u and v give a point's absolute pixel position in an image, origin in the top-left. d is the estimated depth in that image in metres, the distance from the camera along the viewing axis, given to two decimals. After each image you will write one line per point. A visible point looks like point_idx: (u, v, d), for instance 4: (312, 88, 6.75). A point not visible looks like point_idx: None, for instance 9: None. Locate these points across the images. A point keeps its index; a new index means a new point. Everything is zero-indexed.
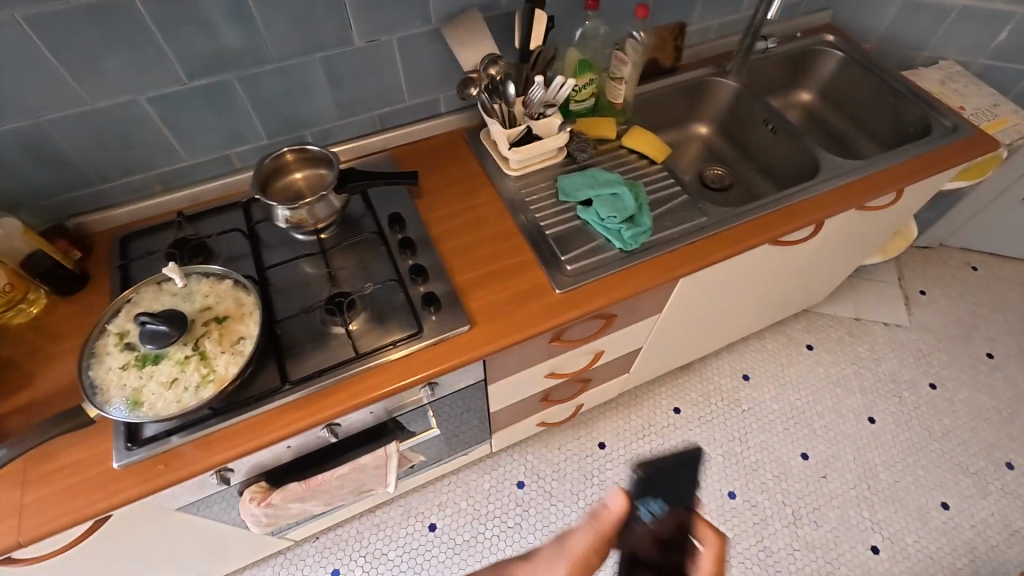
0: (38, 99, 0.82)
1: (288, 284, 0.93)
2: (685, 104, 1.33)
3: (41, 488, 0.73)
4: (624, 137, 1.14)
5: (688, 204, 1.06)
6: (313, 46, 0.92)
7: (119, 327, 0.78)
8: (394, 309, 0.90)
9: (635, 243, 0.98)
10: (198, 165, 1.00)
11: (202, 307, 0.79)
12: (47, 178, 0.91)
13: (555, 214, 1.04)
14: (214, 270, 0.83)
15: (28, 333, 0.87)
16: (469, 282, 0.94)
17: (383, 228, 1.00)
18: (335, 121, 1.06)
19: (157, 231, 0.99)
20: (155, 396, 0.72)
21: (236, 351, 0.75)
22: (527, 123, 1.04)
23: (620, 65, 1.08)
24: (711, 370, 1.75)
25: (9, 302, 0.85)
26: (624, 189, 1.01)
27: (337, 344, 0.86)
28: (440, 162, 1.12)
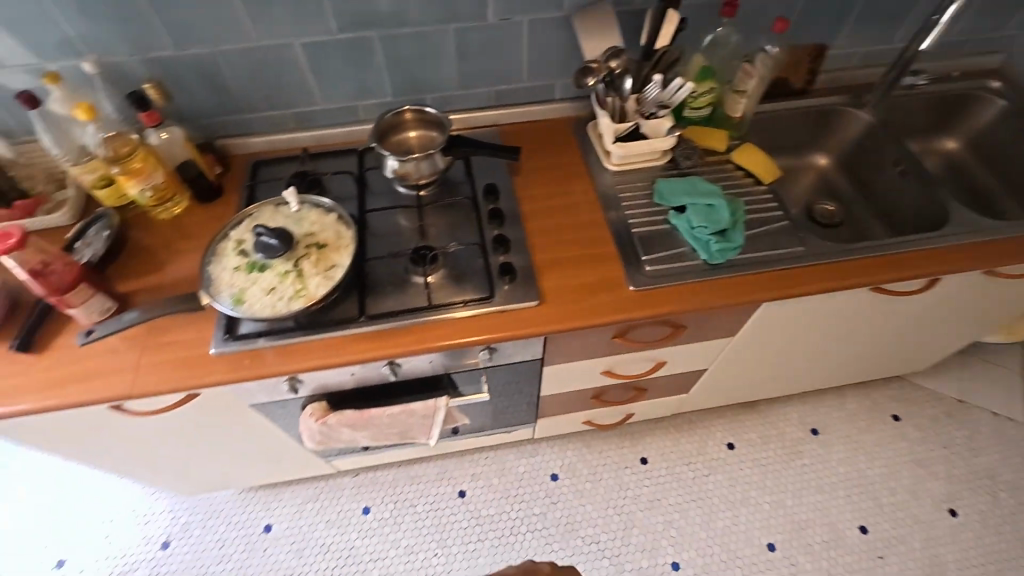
0: (216, 31, 0.94)
1: (383, 230, 1.01)
2: (809, 131, 1.26)
3: (153, 355, 0.86)
4: (734, 152, 1.11)
5: (788, 231, 1.01)
6: (451, 16, 0.99)
7: (238, 235, 0.88)
8: (472, 271, 0.95)
9: (721, 257, 0.96)
10: (329, 111, 1.11)
11: (308, 232, 0.88)
12: (208, 101, 1.04)
13: (645, 215, 1.04)
14: (324, 202, 0.92)
15: (168, 228, 1.02)
16: (547, 262, 0.97)
17: (477, 196, 1.05)
18: (455, 90, 1.12)
19: (284, 162, 1.11)
20: (255, 298, 0.81)
21: (327, 276, 0.83)
22: (636, 120, 1.04)
23: (745, 78, 1.05)
24: (777, 415, 1.65)
25: (160, 200, 1.00)
26: (721, 202, 0.99)
27: (415, 291, 0.93)
28: (544, 146, 1.16)
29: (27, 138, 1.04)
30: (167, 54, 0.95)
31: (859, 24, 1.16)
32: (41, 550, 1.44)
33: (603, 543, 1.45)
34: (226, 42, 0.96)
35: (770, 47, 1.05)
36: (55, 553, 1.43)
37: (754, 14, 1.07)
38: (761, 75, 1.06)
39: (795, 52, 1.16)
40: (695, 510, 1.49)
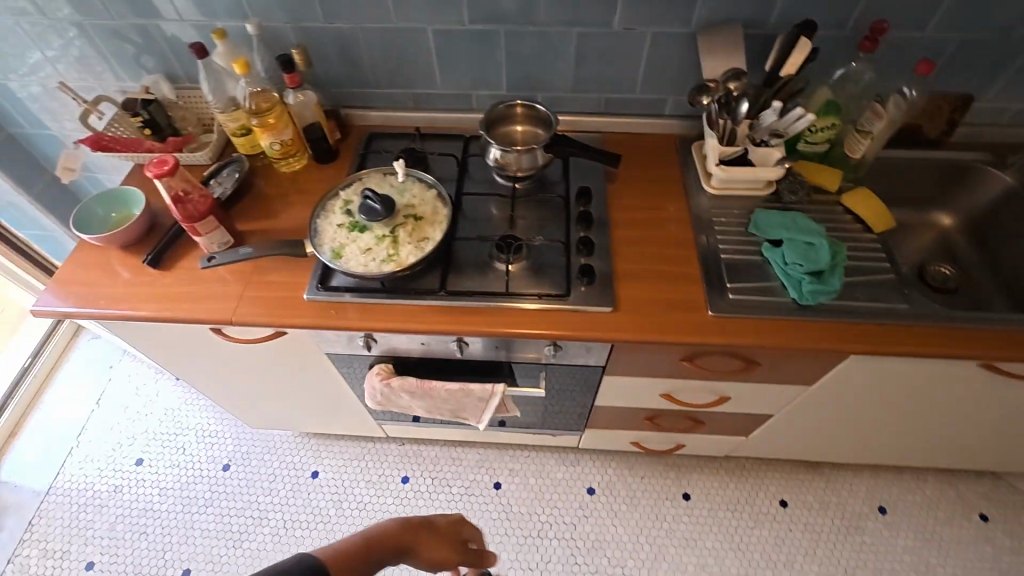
0: (360, 10, 1.02)
1: (474, 214, 1.05)
2: (935, 185, 1.17)
3: (255, 290, 0.95)
4: (846, 194, 1.05)
5: (893, 285, 0.95)
6: (576, 21, 1.01)
7: (347, 196, 0.95)
8: (552, 267, 0.96)
9: (812, 299, 0.91)
10: (445, 96, 1.17)
11: (407, 203, 0.94)
12: (341, 73, 1.13)
13: (738, 243, 1.01)
14: (426, 178, 0.97)
15: (286, 181, 1.12)
16: (627, 272, 0.97)
17: (570, 196, 1.06)
18: (566, 93, 1.15)
19: (396, 138, 1.19)
20: (352, 255, 0.88)
21: (418, 247, 0.88)
22: (745, 146, 1.01)
23: (873, 119, 1.00)
24: (842, 483, 1.53)
25: (284, 155, 1.10)
26: (824, 242, 0.94)
27: (494, 277, 0.96)
28: (645, 159, 1.15)
29: (188, 85, 1.18)
30: (315, 26, 1.05)
31: (1019, 78, 1.05)
32: (125, 446, 1.62)
33: (628, 569, 1.41)
34: (367, 21, 1.04)
35: (908, 89, 0.98)
36: (136, 452, 1.61)
37: (896, 53, 1.01)
38: (891, 117, 1.00)
39: (936, 100, 1.08)
40: (732, 560, 1.42)
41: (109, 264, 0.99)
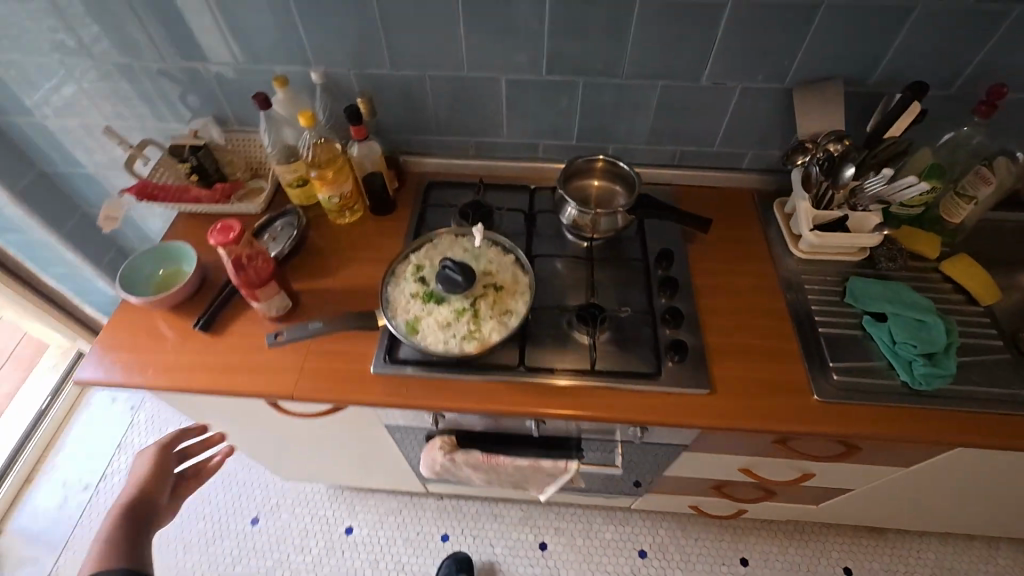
0: (431, 58, 0.96)
1: (548, 277, 0.98)
2: None
3: (317, 361, 0.87)
4: (947, 261, 0.97)
5: (1009, 367, 0.87)
6: (663, 73, 0.95)
7: (418, 259, 0.89)
8: (639, 340, 0.89)
9: (926, 383, 0.84)
10: (510, 145, 1.11)
11: (485, 269, 0.87)
12: (402, 120, 1.07)
13: (834, 315, 0.94)
14: (502, 240, 0.90)
15: (342, 234, 1.05)
16: (719, 347, 0.89)
17: (648, 258, 0.99)
18: (640, 144, 1.08)
19: (456, 188, 1.12)
20: (428, 330, 0.80)
21: (502, 322, 0.81)
22: (842, 211, 0.94)
23: (978, 184, 0.93)
24: (908, 549, 1.44)
25: (342, 208, 1.03)
26: (936, 321, 0.87)
27: (575, 350, 0.89)
28: (722, 216, 1.08)
29: (238, 128, 1.11)
30: (381, 73, 0.98)
31: None
32: None
33: None
34: (437, 69, 0.97)
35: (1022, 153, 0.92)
36: None
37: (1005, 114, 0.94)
38: (999, 181, 0.93)
39: None
40: None
41: (156, 328, 0.91)
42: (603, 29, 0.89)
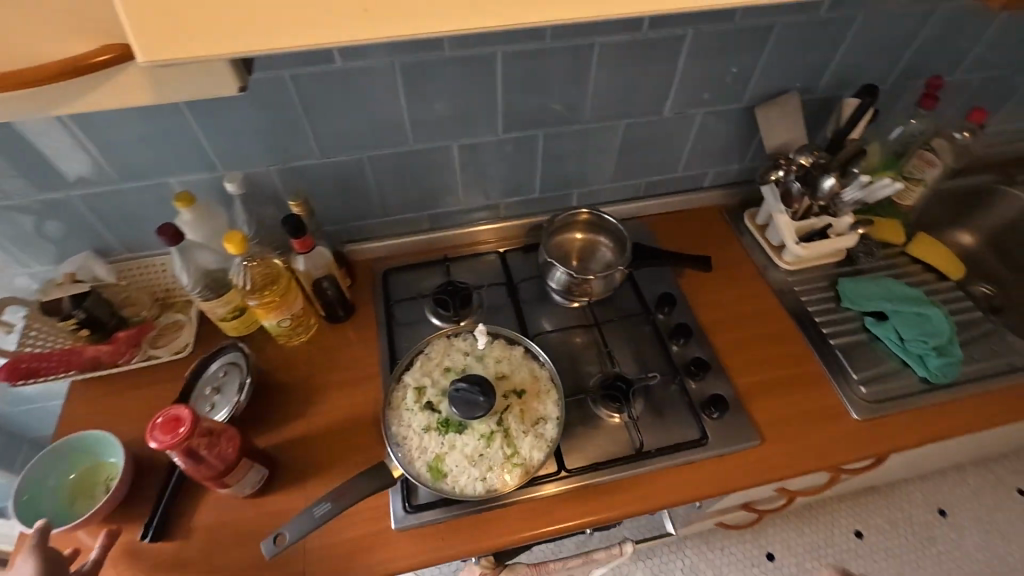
0: (370, 138, 0.81)
1: (553, 353, 0.88)
2: (957, 209, 1.19)
3: (321, 536, 0.70)
4: (913, 243, 1.01)
5: (998, 337, 0.92)
6: (625, 111, 0.88)
7: (416, 380, 0.75)
8: (671, 404, 0.82)
9: (944, 374, 0.85)
10: (468, 210, 0.99)
11: (497, 374, 0.75)
12: (341, 208, 0.90)
13: (839, 322, 0.93)
14: (505, 333, 0.79)
15: (302, 360, 0.87)
16: (750, 388, 0.85)
17: (648, 306, 0.93)
18: (605, 184, 1.01)
19: (418, 269, 0.98)
20: (458, 469, 0.67)
21: (539, 435, 0.70)
22: (821, 219, 0.94)
23: (924, 166, 0.96)
24: (899, 496, 1.54)
25: (295, 329, 0.85)
26: (933, 311, 0.89)
27: (611, 433, 0.80)
28: (700, 240, 1.04)
29: (126, 255, 0.88)
30: (308, 164, 0.82)
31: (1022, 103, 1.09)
32: None
33: None
34: (378, 148, 0.83)
35: (957, 133, 0.97)
36: None
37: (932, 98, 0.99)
38: (943, 162, 0.97)
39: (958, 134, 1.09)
40: None
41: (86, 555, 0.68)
42: (561, 77, 0.81)
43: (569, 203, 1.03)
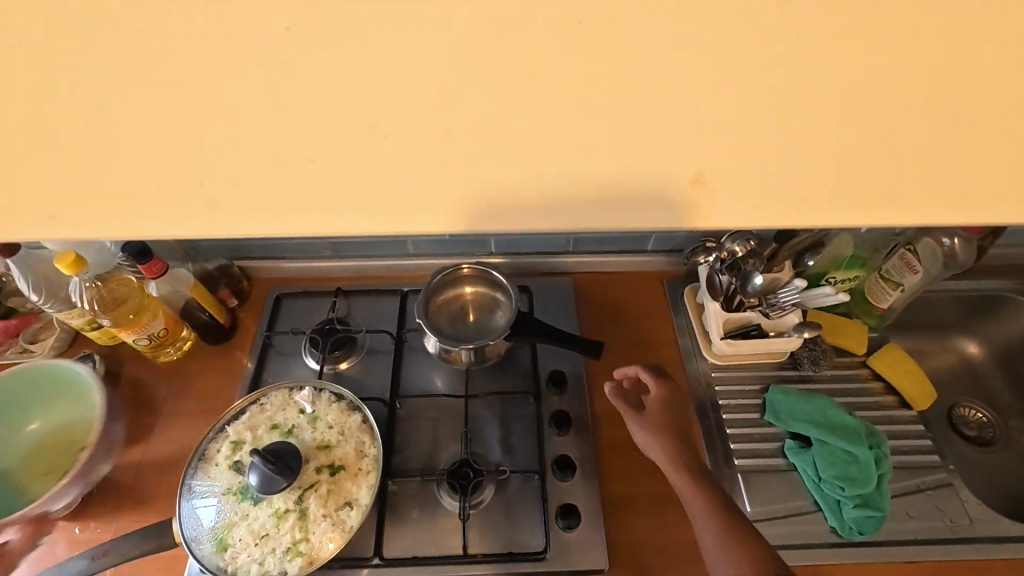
0: None
1: (418, 416, 0.80)
2: (964, 313, 0.98)
3: None
4: (875, 354, 0.85)
5: (948, 491, 0.75)
6: None
7: (237, 434, 0.69)
8: (524, 503, 0.73)
9: (857, 530, 0.70)
10: (372, 243, 0.92)
11: (320, 442, 0.69)
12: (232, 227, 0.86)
13: (754, 439, 0.79)
14: (349, 395, 0.73)
15: (165, 379, 0.84)
16: (621, 501, 0.74)
17: (540, 383, 0.83)
18: (527, 234, 0.91)
19: (311, 297, 0.92)
20: (240, 545, 0.62)
21: (338, 521, 0.64)
22: (754, 316, 0.81)
23: (904, 270, 0.80)
24: None
25: (161, 346, 0.82)
26: (866, 450, 0.73)
27: (446, 523, 0.72)
28: (629, 309, 0.92)
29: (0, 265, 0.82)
30: None
31: None
32: None
33: None
34: None
35: (946, 237, 0.78)
36: None
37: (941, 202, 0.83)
38: (927, 269, 0.80)
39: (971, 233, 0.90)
40: None
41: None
42: None
43: (487, 248, 0.94)
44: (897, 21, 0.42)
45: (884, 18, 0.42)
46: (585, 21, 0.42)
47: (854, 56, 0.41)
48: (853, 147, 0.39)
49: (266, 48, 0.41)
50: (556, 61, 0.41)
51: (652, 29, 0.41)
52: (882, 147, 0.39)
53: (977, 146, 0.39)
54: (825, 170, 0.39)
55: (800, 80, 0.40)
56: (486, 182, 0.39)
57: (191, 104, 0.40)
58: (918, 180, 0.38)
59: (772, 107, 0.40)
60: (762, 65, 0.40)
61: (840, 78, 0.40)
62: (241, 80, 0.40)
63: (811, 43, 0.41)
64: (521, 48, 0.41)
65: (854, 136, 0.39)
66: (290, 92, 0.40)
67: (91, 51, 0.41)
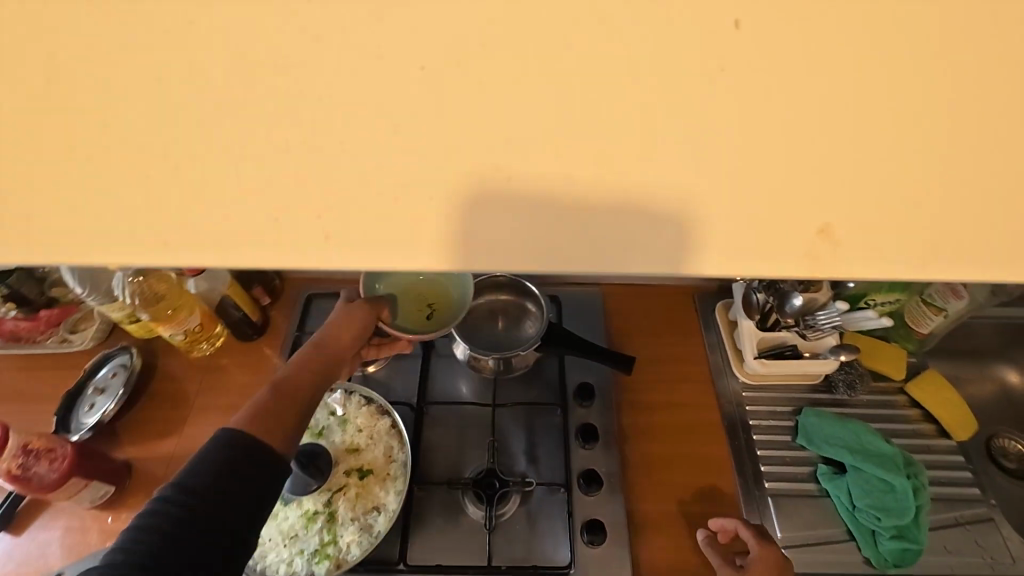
0: None
1: (444, 423, 0.80)
2: (1006, 340, 0.95)
3: None
4: (914, 381, 0.82)
5: (987, 526, 0.73)
6: None
7: None
8: (548, 516, 0.73)
9: (891, 564, 0.68)
10: None
11: (350, 446, 0.71)
12: None
13: (786, 461, 0.77)
14: (378, 398, 0.74)
15: (198, 373, 0.85)
16: (647, 519, 0.73)
17: (567, 395, 0.82)
18: None
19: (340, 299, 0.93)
20: (271, 544, 0.64)
21: (365, 525, 0.65)
22: (789, 336, 0.79)
23: (948, 296, 0.77)
24: None
25: (195, 340, 0.83)
26: (904, 480, 0.71)
27: (470, 532, 0.72)
28: (658, 323, 0.90)
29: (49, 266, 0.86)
30: None
31: None
32: None
33: None
34: None
35: None
36: None
37: None
38: (973, 296, 0.77)
39: None
40: None
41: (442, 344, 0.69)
42: None
43: None
44: (1008, 16, 0.37)
45: (991, 14, 0.37)
46: (650, 10, 0.38)
47: (958, 54, 0.36)
48: (960, 159, 0.34)
49: (296, 34, 0.38)
50: (618, 45, 0.36)
51: (723, 23, 0.38)
52: (994, 160, 0.34)
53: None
54: (930, 184, 0.34)
55: (898, 77, 0.35)
56: (518, 184, 0.34)
57: (198, 80, 0.35)
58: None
59: (867, 107, 0.35)
60: (853, 59, 0.36)
61: (937, 84, 0.36)
62: (256, 52, 0.35)
63: (909, 36, 0.36)
64: (577, 40, 0.38)
65: (962, 147, 0.34)
66: (311, 72, 0.35)
67: (94, 6, 0.36)
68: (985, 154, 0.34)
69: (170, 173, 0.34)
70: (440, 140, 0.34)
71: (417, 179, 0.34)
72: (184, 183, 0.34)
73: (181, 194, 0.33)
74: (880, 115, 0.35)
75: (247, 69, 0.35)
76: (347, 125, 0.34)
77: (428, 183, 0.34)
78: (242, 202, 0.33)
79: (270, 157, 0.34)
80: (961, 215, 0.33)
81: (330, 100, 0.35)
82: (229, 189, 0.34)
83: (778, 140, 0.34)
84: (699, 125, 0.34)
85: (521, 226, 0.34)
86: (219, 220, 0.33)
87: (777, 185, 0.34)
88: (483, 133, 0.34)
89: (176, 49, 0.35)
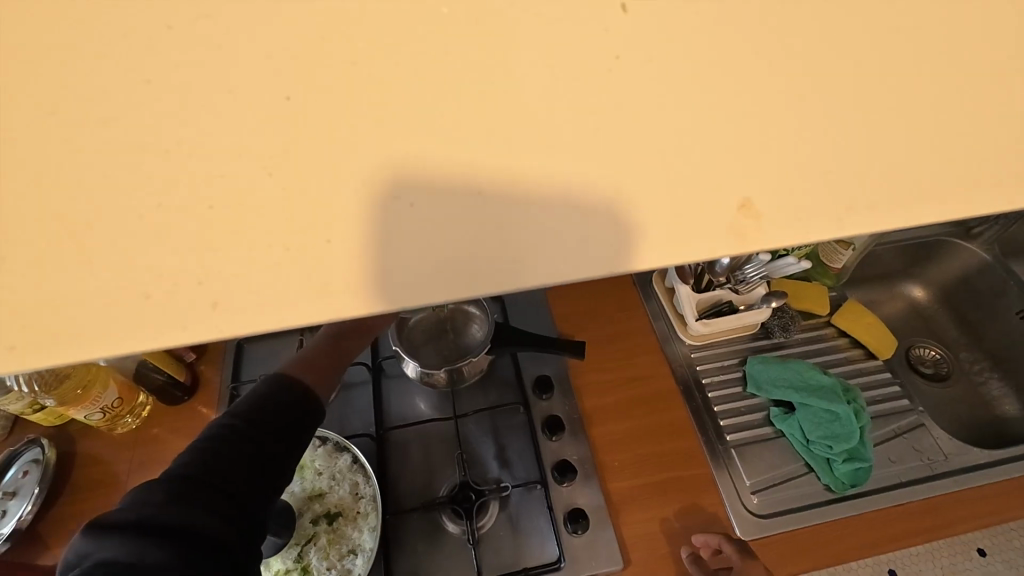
0: None
1: (408, 445, 0.77)
2: (907, 260, 1.04)
3: None
4: (838, 313, 0.89)
5: (919, 431, 0.80)
6: None
7: None
8: (529, 515, 0.72)
9: (848, 485, 0.74)
10: None
11: (312, 492, 0.68)
12: None
13: (740, 412, 0.81)
14: (334, 436, 0.70)
15: (126, 451, 0.77)
16: (625, 496, 0.74)
17: (527, 392, 0.81)
18: None
19: (274, 338, 0.87)
20: None
21: (344, 570, 0.62)
22: (724, 293, 0.83)
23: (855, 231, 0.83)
24: None
25: (117, 416, 0.75)
26: (844, 406, 0.76)
27: (454, 550, 0.70)
28: (603, 302, 0.91)
29: None
30: None
31: None
32: None
33: None
34: None
35: None
36: None
37: None
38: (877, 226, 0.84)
39: None
40: None
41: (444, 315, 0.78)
42: None
43: None
44: None
45: None
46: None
47: (828, 12, 0.38)
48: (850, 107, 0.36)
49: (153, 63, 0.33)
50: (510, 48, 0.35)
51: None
52: (875, 106, 0.36)
53: (959, 92, 0.36)
54: (830, 135, 0.35)
55: (770, 40, 0.36)
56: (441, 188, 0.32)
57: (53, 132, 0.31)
58: (909, 137, 0.35)
59: (758, 73, 0.36)
60: (735, 29, 0.37)
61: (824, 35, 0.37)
62: (103, 105, 0.32)
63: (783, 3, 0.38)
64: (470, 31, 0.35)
65: (837, 96, 0.36)
66: (174, 114, 0.32)
67: None
68: (863, 100, 0.36)
69: (25, 256, 0.29)
70: (338, 165, 0.32)
71: (325, 209, 0.31)
72: (45, 265, 0.30)
73: (51, 276, 0.29)
74: (767, 80, 0.36)
75: (98, 124, 0.31)
76: (241, 162, 0.31)
77: (336, 211, 0.31)
78: (127, 270, 0.30)
79: (144, 219, 0.30)
80: (859, 161, 0.35)
81: (216, 141, 0.32)
82: (110, 259, 0.30)
83: (672, 112, 0.34)
84: (611, 110, 0.34)
85: (444, 239, 0.32)
86: (98, 297, 0.29)
87: (695, 153, 0.34)
88: (400, 141, 0.32)
89: (9, 114, 0.31)
